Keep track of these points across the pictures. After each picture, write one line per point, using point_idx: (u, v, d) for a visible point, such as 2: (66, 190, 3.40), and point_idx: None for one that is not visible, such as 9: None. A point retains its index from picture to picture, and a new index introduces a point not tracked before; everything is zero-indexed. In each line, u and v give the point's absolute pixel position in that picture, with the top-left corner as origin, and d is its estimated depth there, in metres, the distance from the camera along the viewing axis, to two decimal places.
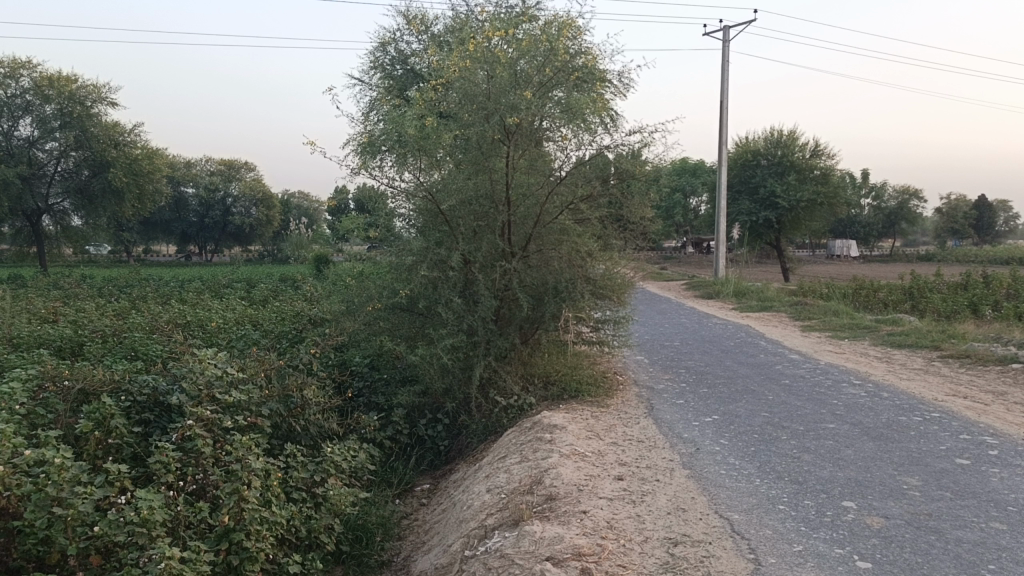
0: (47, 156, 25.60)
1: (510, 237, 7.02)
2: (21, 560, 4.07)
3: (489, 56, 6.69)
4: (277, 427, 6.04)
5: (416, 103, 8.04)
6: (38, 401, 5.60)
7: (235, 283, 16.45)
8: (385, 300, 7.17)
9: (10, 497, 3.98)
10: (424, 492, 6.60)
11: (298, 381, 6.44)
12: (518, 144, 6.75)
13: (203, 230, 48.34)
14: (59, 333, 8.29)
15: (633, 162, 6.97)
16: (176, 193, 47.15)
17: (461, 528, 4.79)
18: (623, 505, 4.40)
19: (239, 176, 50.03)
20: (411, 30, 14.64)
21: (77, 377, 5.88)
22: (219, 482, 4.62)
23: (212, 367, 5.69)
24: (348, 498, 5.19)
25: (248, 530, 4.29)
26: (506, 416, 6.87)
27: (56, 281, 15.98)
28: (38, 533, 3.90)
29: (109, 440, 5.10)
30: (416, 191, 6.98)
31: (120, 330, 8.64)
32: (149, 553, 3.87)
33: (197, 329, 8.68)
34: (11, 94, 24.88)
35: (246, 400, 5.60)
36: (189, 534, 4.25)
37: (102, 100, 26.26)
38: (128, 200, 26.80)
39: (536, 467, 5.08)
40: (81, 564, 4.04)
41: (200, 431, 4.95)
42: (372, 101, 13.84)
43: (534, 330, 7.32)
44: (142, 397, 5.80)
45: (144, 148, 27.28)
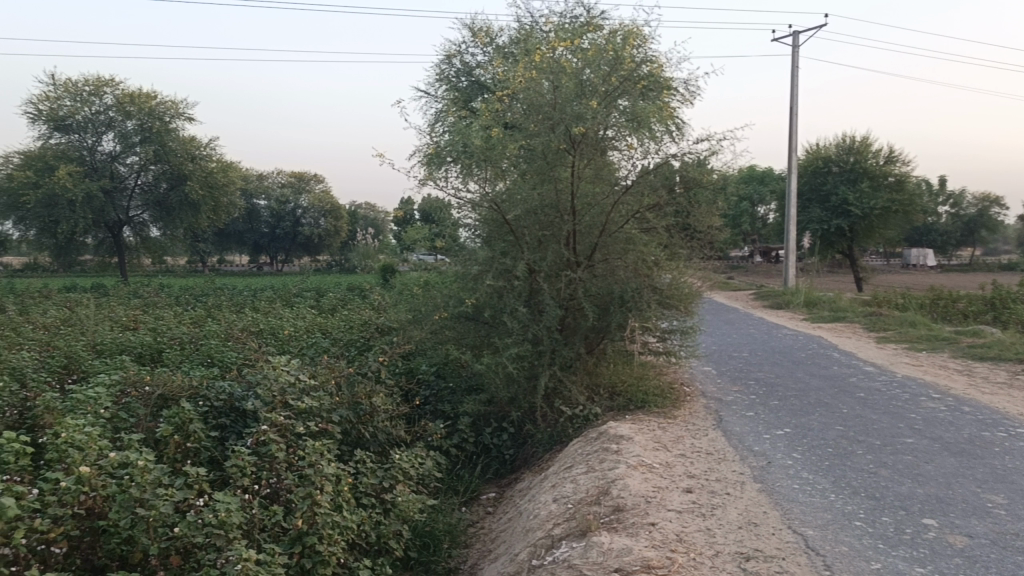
0: (128, 170, 26.65)
1: (576, 246, 7.03)
2: (106, 559, 4.25)
3: (554, 66, 6.78)
4: (346, 434, 6.13)
5: (482, 114, 8.09)
6: (122, 405, 5.84)
7: (305, 292, 16.84)
8: (451, 308, 7.20)
9: (95, 497, 4.16)
10: (489, 500, 6.60)
11: (368, 388, 6.53)
12: (583, 153, 6.80)
13: (275, 241, 49.66)
14: (140, 339, 8.62)
15: (700, 171, 6.95)
16: (250, 206, 48.59)
17: (528, 538, 4.79)
18: (692, 519, 4.34)
19: (308, 188, 51.20)
20: (477, 42, 14.81)
21: (157, 382, 6.12)
22: (293, 487, 4.71)
23: (286, 373, 5.83)
24: (416, 505, 5.23)
25: (320, 534, 4.38)
26: (571, 426, 6.84)
27: (136, 290, 16.67)
28: (121, 533, 4.07)
29: (188, 444, 5.24)
30: (481, 201, 6.98)
31: (197, 338, 8.93)
32: (227, 555, 3.99)
33: (270, 337, 8.91)
34: (95, 111, 26.01)
35: (318, 407, 5.71)
36: (263, 537, 4.35)
37: (180, 116, 27.23)
38: (204, 212, 27.64)
39: (602, 478, 5.05)
40: (162, 563, 4.17)
41: (273, 436, 5.07)
42: (438, 113, 14.01)
43: (600, 340, 7.20)
44: (218, 403, 5.97)
45: (219, 161, 28.15)
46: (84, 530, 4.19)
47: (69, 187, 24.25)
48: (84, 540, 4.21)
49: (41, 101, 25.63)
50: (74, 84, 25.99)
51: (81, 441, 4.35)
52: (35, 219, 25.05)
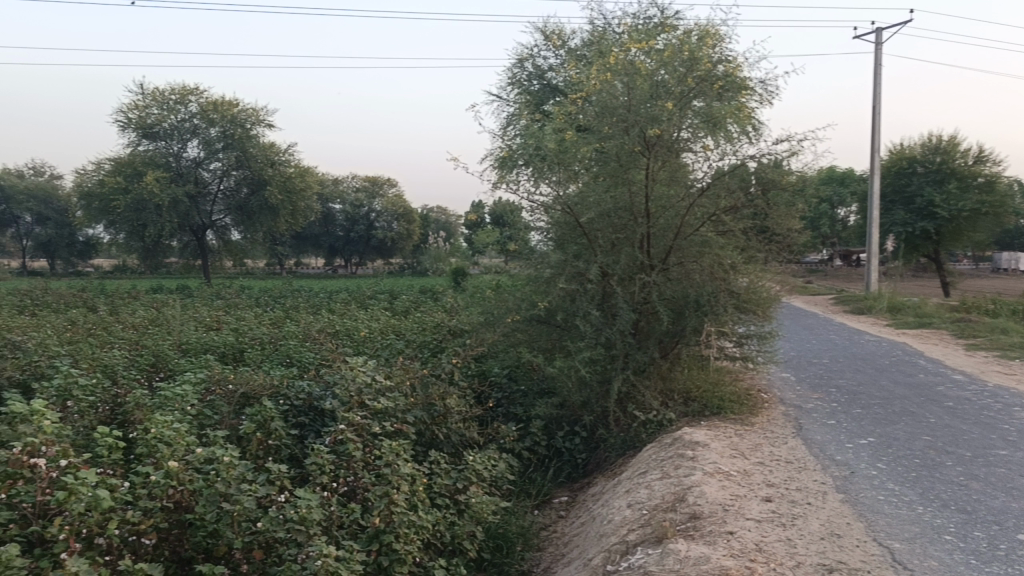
0: (211, 176, 27.56)
1: (649, 249, 6.95)
2: (192, 551, 4.41)
3: (628, 68, 6.74)
4: (421, 434, 6.19)
5: (555, 116, 8.08)
6: (206, 403, 6.05)
7: (379, 294, 17.12)
8: (523, 311, 7.22)
9: (183, 491, 4.35)
10: (561, 504, 6.58)
11: (442, 389, 6.57)
12: (658, 155, 6.75)
13: (349, 244, 50.67)
14: (223, 339, 8.91)
15: (778, 172, 6.82)
16: (325, 210, 49.65)
17: (601, 543, 4.76)
18: (772, 528, 4.25)
19: (382, 192, 52.07)
20: (549, 45, 14.82)
21: (240, 381, 6.34)
22: (370, 485, 4.80)
23: (363, 374, 5.94)
24: (490, 507, 5.24)
25: (397, 533, 4.44)
26: (645, 431, 6.77)
27: (218, 292, 17.21)
28: (207, 526, 4.23)
29: (269, 441, 5.40)
30: (553, 204, 7.02)
31: (276, 338, 9.18)
32: (308, 550, 4.08)
33: (346, 338, 9.09)
34: (180, 118, 26.96)
35: (393, 407, 5.79)
36: (341, 534, 4.43)
37: (260, 122, 28.06)
38: (282, 216, 28.39)
39: (678, 484, 4.98)
40: (246, 558, 4.30)
41: (350, 435, 5.17)
42: (510, 116, 14.06)
43: (674, 344, 7.10)
44: (297, 402, 6.13)
45: (297, 166, 28.87)
46: (172, 522, 4.36)
47: (156, 193, 25.25)
48: (172, 532, 4.38)
49: (130, 109, 26.73)
50: (161, 93, 27.03)
51: (170, 437, 4.53)
52: (125, 223, 26.13)
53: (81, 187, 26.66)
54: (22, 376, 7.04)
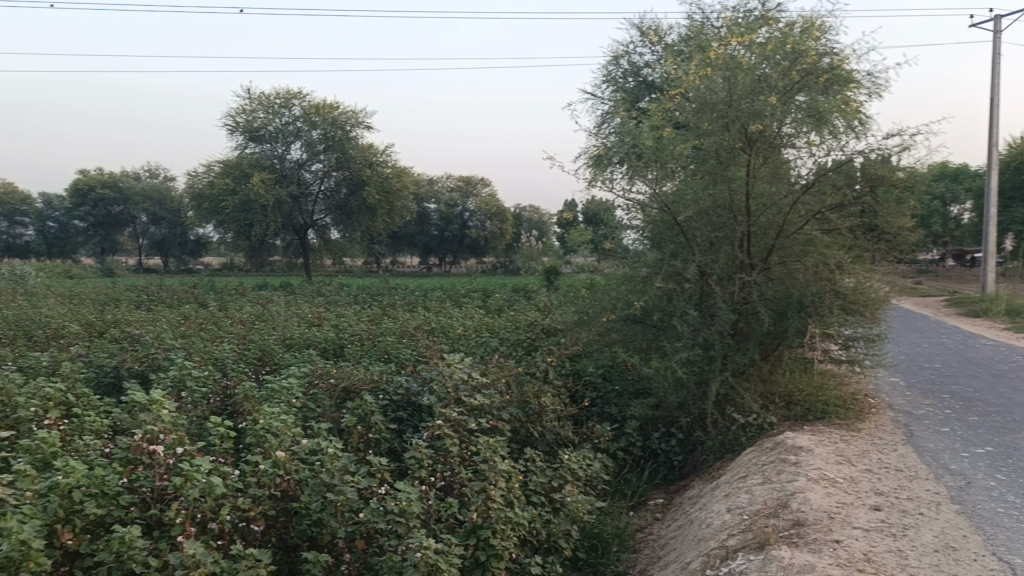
0: (313, 177, 28.46)
1: (750, 248, 6.78)
2: (297, 539, 4.58)
3: (730, 63, 6.63)
4: (516, 432, 6.21)
5: (652, 113, 7.99)
6: (309, 396, 6.26)
7: (473, 292, 17.30)
8: (619, 311, 7.13)
9: (289, 480, 4.54)
10: (657, 506, 6.48)
11: (536, 388, 6.57)
12: (760, 152, 6.63)
13: (443, 243, 51.44)
14: (324, 335, 9.19)
15: (887, 168, 6.57)
16: (421, 209, 50.53)
17: (700, 547, 4.68)
18: (882, 538, 4.07)
19: (476, 192, 52.63)
20: (646, 41, 14.66)
21: (342, 376, 6.55)
22: (467, 480, 4.86)
23: (460, 370, 6.02)
24: (586, 506, 5.22)
25: (494, 528, 4.48)
26: (744, 434, 6.63)
27: (319, 289, 17.75)
28: (312, 515, 4.41)
29: (370, 434, 5.54)
30: (650, 202, 6.92)
31: (375, 334, 9.40)
32: (408, 542, 4.17)
33: (442, 335, 9.23)
34: (285, 122, 27.95)
35: (489, 404, 5.84)
36: (439, 528, 4.49)
37: (359, 124, 28.81)
38: (379, 215, 29.06)
39: (780, 490, 4.85)
40: (348, 547, 4.41)
41: (448, 430, 5.26)
42: (605, 114, 13.99)
43: (776, 346, 6.91)
44: (396, 397, 6.25)
45: (394, 167, 29.49)
46: (279, 510, 4.54)
47: (262, 194, 26.26)
48: (279, 519, 4.56)
49: (238, 113, 27.91)
50: (267, 98, 28.12)
51: (278, 428, 4.76)
52: (232, 223, 27.29)
53: (194, 189, 28.05)
54: (140, 367, 7.44)
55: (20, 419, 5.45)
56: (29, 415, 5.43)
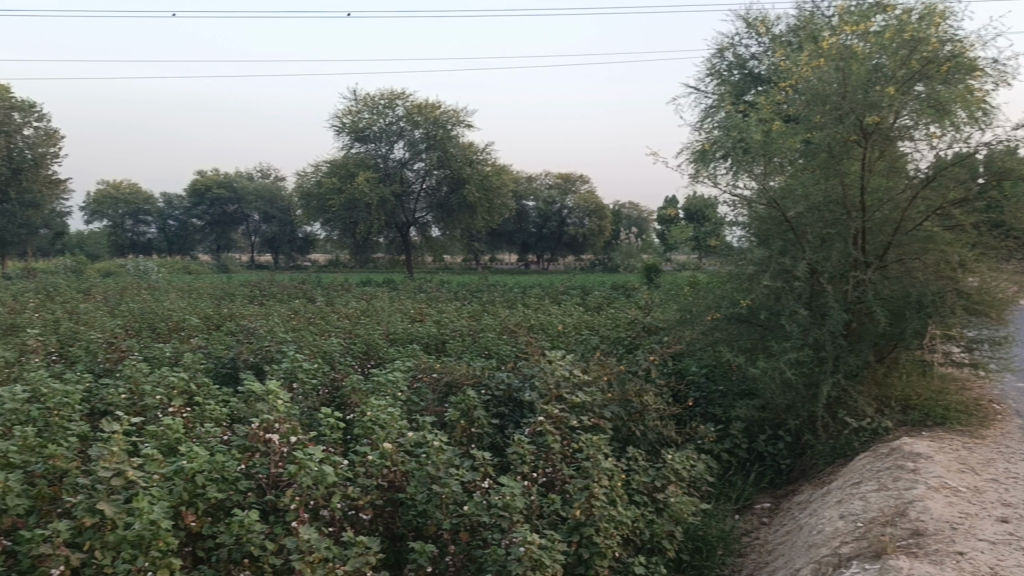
0: (414, 175, 29.04)
1: (865, 246, 6.51)
2: (403, 529, 4.69)
3: (844, 53, 6.48)
4: (617, 430, 6.16)
5: (760, 107, 7.80)
6: (414, 390, 6.41)
7: (572, 290, 17.28)
8: (724, 309, 6.99)
9: (396, 471, 4.67)
10: (764, 510, 6.31)
11: (638, 387, 6.50)
12: (876, 145, 6.39)
13: (542, 240, 51.58)
14: (426, 330, 9.38)
15: (1015, 160, 6.17)
16: (520, 207, 50.85)
17: (810, 553, 4.53)
18: (1011, 551, 3.86)
19: (575, 189, 52.51)
20: (752, 33, 14.30)
21: (445, 371, 6.67)
22: (570, 478, 4.86)
23: (561, 368, 6.03)
24: (690, 507, 5.13)
25: (597, 526, 4.46)
26: (857, 439, 6.39)
27: (420, 285, 18.12)
28: (418, 506, 4.53)
29: (473, 428, 5.63)
30: (757, 198, 6.77)
31: (476, 330, 9.52)
32: (511, 536, 4.19)
33: (542, 332, 9.26)
34: (388, 122, 28.67)
35: (590, 402, 5.82)
36: (542, 524, 4.51)
37: (460, 123, 29.21)
38: (479, 213, 29.36)
39: (897, 498, 4.64)
40: (453, 539, 4.47)
41: (549, 427, 5.29)
42: (709, 108, 13.72)
43: (891, 348, 6.63)
44: (497, 393, 6.30)
45: (494, 165, 29.75)
46: (386, 500, 4.66)
47: (366, 192, 26.99)
48: (386, 509, 4.67)
49: (345, 115, 28.82)
50: (372, 99, 28.94)
51: (384, 420, 4.96)
52: (338, 220, 28.17)
53: (303, 188, 29.16)
54: (255, 359, 7.79)
55: (148, 406, 5.79)
56: (156, 403, 5.77)
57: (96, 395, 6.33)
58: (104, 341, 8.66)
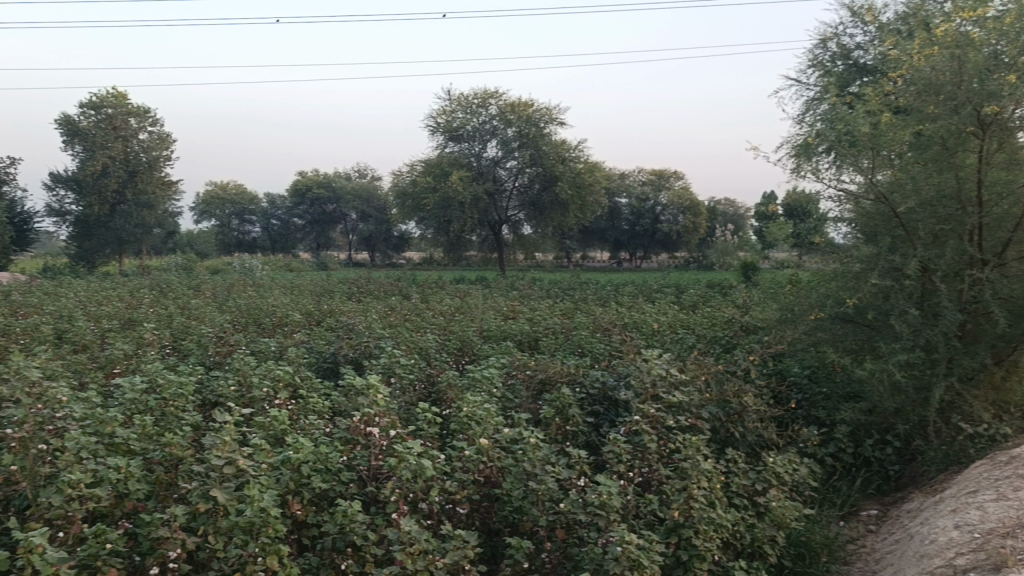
0: (507, 173, 29.22)
1: (981, 242, 6.17)
2: (500, 524, 4.72)
3: (960, 39, 6.20)
4: (716, 431, 6.04)
5: (867, 99, 7.55)
6: (508, 387, 6.45)
7: (666, 288, 17.02)
8: (828, 308, 6.81)
9: (492, 467, 4.75)
10: (871, 517, 6.05)
11: (737, 387, 6.34)
12: (995, 137, 6.04)
13: (634, 238, 51.12)
14: (520, 328, 9.42)
15: None
16: (612, 204, 50.49)
17: (922, 564, 4.34)
18: None
19: (669, 185, 51.75)
20: (858, 22, 13.77)
21: (540, 369, 6.69)
22: (668, 478, 4.80)
23: (658, 367, 5.96)
24: (793, 512, 4.99)
25: (696, 528, 4.39)
26: (972, 446, 6.06)
27: (513, 283, 18.22)
28: (514, 502, 4.56)
29: (567, 426, 5.62)
30: (865, 193, 6.59)
31: (569, 328, 9.50)
32: (609, 535, 4.16)
33: (636, 331, 9.17)
34: (482, 121, 28.98)
35: (688, 401, 5.72)
36: (639, 524, 4.47)
37: (553, 121, 29.20)
38: (571, 211, 29.18)
39: (1019, 508, 4.39)
40: (549, 536, 4.46)
41: (645, 426, 5.23)
42: (811, 101, 13.29)
43: (1011, 350, 6.25)
44: (592, 391, 6.27)
45: (587, 162, 29.58)
46: (483, 495, 4.75)
47: (460, 191, 27.32)
48: (483, 504, 4.74)
49: (439, 114, 29.31)
50: (466, 99, 29.33)
51: (481, 416, 5.04)
52: (433, 219, 28.67)
53: (399, 188, 29.81)
54: (354, 354, 8.00)
55: (255, 398, 6.02)
56: (262, 395, 6.00)
57: (207, 386, 6.63)
58: (214, 335, 9.06)
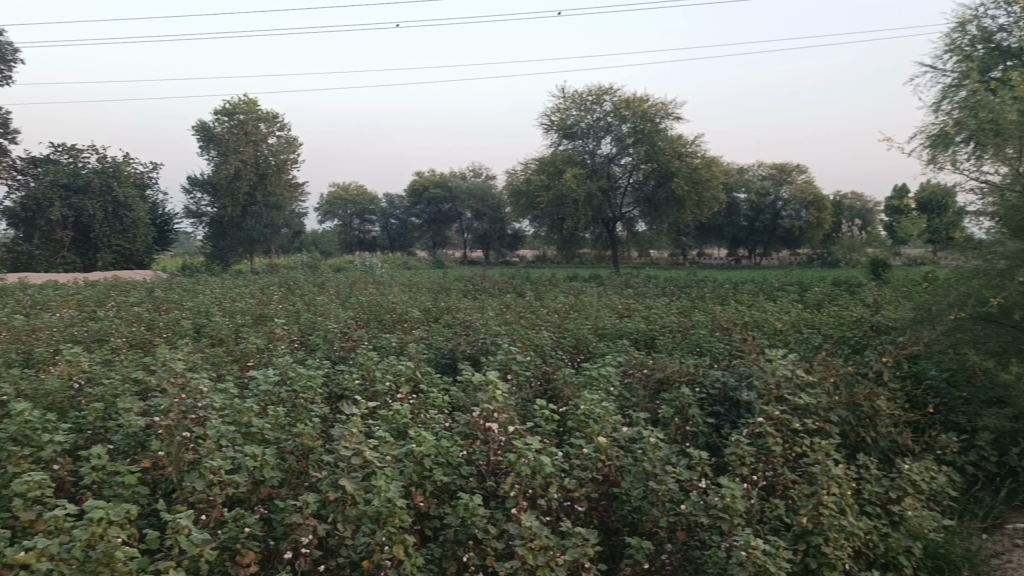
0: (622, 170, 29.03)
1: None
2: (619, 523, 4.71)
3: None
4: (845, 435, 5.78)
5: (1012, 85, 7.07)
6: (626, 386, 6.41)
7: (789, 286, 16.43)
8: (970, 308, 6.36)
9: (611, 465, 4.73)
10: (1018, 531, 5.66)
11: (868, 390, 6.06)
12: None
13: (754, 234, 49.67)
14: (637, 326, 9.33)
15: None
16: (730, 199, 49.24)
17: None
18: None
19: (791, 179, 49.93)
20: (1001, 2, 12.88)
21: (659, 368, 6.61)
22: (794, 483, 4.65)
23: (783, 367, 5.76)
24: (931, 523, 4.73)
25: (826, 536, 4.23)
26: None
27: (629, 280, 18.07)
28: (633, 501, 4.52)
29: (687, 426, 5.53)
30: (1013, 184, 6.21)
31: (687, 326, 9.32)
32: (732, 539, 4.07)
33: (758, 330, 8.90)
34: (596, 117, 28.85)
35: (815, 404, 5.51)
36: (764, 529, 4.35)
37: (669, 116, 28.68)
38: (687, 207, 28.51)
39: None
40: (670, 538, 4.40)
41: (769, 429, 5.08)
42: (949, 88, 12.52)
43: None
44: (713, 391, 6.13)
45: (705, 157, 28.86)
46: (601, 493, 4.74)
47: (573, 188, 27.25)
48: (601, 502, 4.75)
49: (553, 112, 29.42)
50: (580, 96, 29.28)
51: (599, 414, 5.02)
52: (547, 217, 28.85)
53: (513, 186, 30.09)
54: (471, 350, 8.14)
55: (378, 392, 6.22)
56: (385, 389, 6.19)
57: (333, 379, 6.89)
58: (338, 330, 9.41)
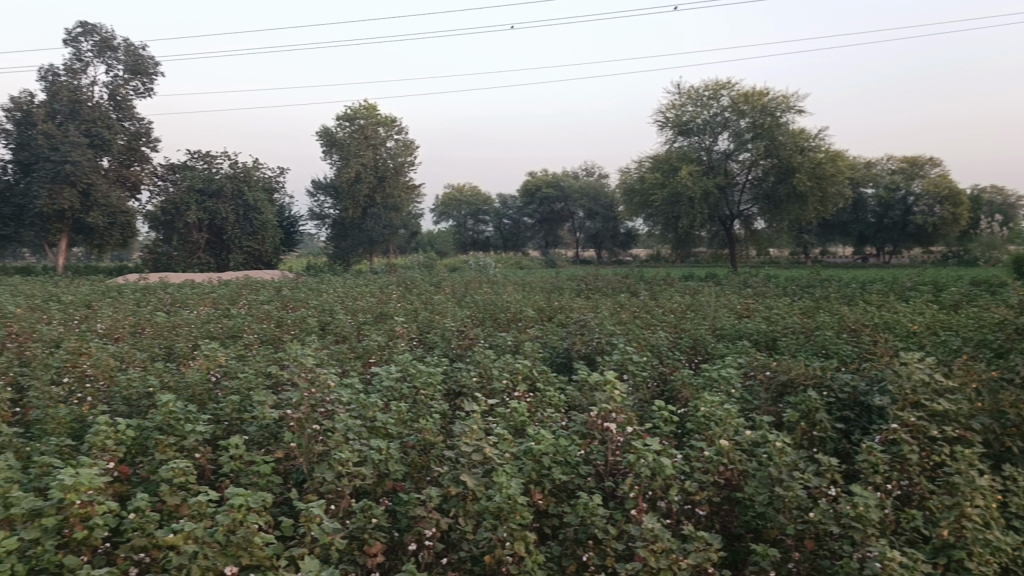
0: (740, 166, 28.35)
1: None
2: (742, 529, 4.59)
3: None
4: (988, 444, 5.42)
5: None
6: (747, 388, 6.25)
7: (925, 286, 15.52)
8: None
9: (734, 469, 4.62)
10: None
11: (1015, 396, 5.67)
12: None
13: (882, 231, 47.27)
14: (757, 326, 9.07)
15: None
16: (856, 195, 47.12)
17: None
18: None
19: (923, 172, 47.20)
20: None
21: (782, 370, 6.40)
22: (933, 493, 4.41)
23: (919, 371, 5.46)
24: None
25: (969, 550, 3.98)
26: None
27: (748, 280, 17.56)
28: (758, 507, 4.40)
29: (813, 431, 5.33)
30: None
31: (811, 327, 8.98)
32: (865, 550, 3.89)
33: (888, 332, 8.48)
34: (714, 113, 28.26)
35: (955, 410, 5.20)
36: (900, 540, 4.14)
37: (790, 109, 27.66)
38: (810, 204, 27.35)
39: None
40: (797, 546, 4.25)
41: (905, 436, 4.83)
42: None
43: None
44: (842, 395, 5.89)
45: (829, 151, 27.62)
46: (723, 498, 4.64)
47: (688, 185, 26.73)
48: (723, 506, 4.66)
49: (669, 109, 29.07)
50: (697, 91, 28.75)
51: (721, 417, 4.93)
52: (661, 216, 28.45)
53: (627, 184, 29.85)
54: (587, 350, 8.13)
55: (496, 390, 6.31)
56: (503, 387, 6.27)
57: (452, 376, 7.04)
58: (455, 329, 9.59)
